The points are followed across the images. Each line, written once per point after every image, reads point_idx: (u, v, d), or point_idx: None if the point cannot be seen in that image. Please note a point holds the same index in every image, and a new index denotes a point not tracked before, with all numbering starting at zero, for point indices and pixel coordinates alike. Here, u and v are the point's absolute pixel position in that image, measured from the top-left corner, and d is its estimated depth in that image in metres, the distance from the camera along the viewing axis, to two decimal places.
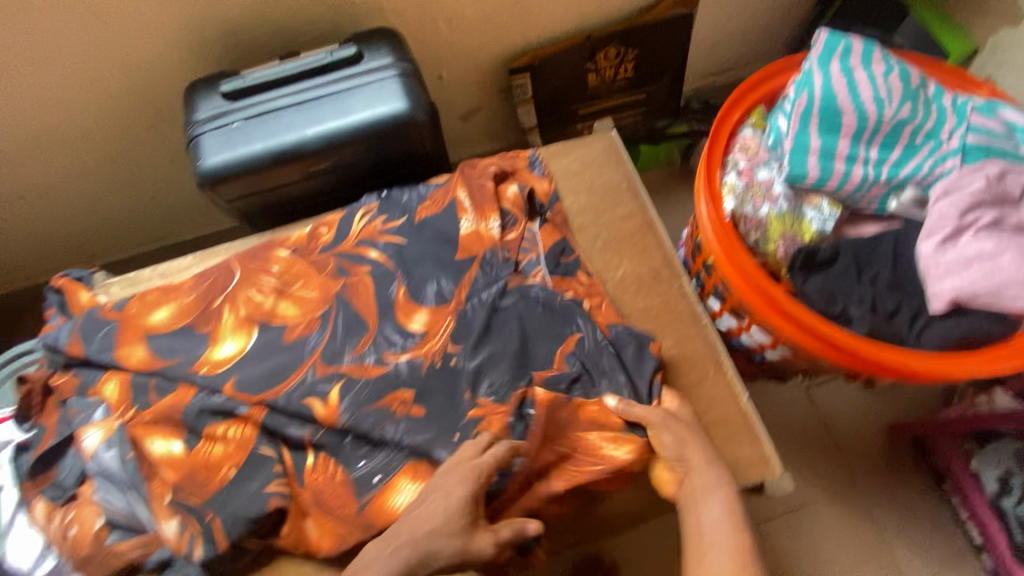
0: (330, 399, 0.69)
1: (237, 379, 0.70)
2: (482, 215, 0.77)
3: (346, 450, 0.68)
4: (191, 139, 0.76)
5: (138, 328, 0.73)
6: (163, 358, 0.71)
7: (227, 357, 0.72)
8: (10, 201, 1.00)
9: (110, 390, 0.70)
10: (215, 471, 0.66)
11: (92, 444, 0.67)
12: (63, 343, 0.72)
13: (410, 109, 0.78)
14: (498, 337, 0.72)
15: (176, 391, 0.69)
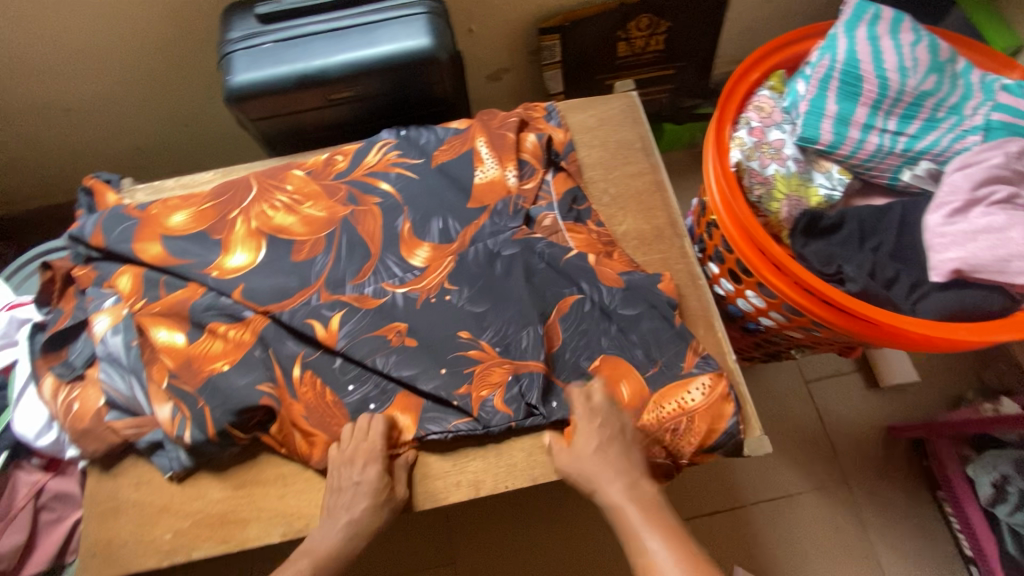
0: (331, 324, 0.71)
1: (245, 287, 0.73)
2: (502, 163, 0.78)
3: (335, 373, 0.70)
4: (222, 56, 0.79)
5: (156, 228, 0.76)
6: (177, 257, 0.74)
7: (237, 266, 0.74)
8: (52, 113, 1.05)
9: (124, 282, 0.73)
10: (209, 362, 0.69)
11: (101, 329, 0.71)
12: (87, 234, 0.76)
13: (432, 48, 0.79)
14: (498, 291, 0.72)
15: (189, 285, 0.73)
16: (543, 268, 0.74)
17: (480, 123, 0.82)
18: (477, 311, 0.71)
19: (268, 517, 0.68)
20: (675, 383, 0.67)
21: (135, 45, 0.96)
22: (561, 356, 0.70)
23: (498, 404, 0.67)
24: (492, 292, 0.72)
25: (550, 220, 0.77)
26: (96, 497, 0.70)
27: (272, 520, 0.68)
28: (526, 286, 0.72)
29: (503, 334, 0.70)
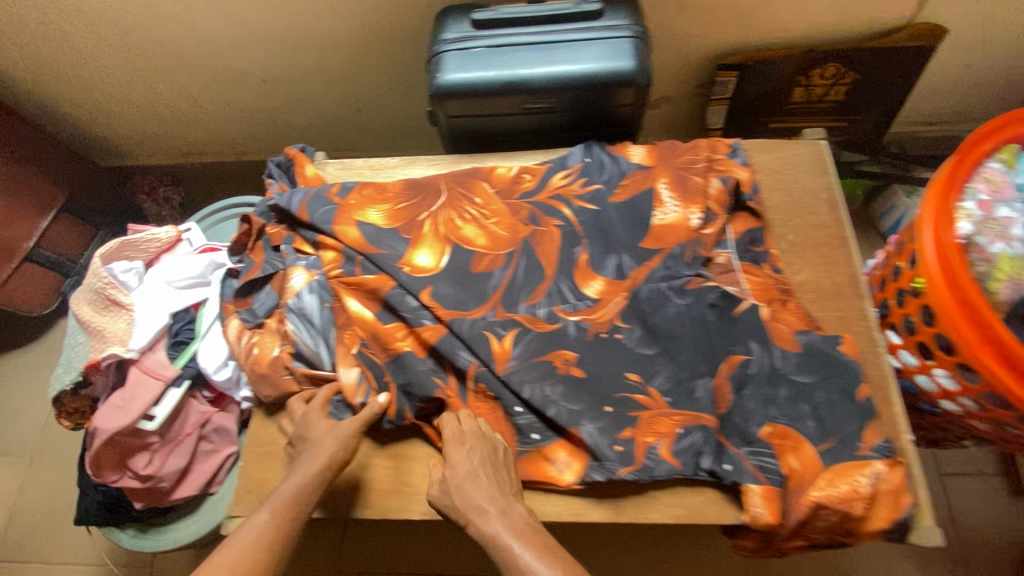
0: (505, 341, 0.75)
1: (432, 290, 0.78)
2: (686, 204, 0.79)
3: (507, 393, 0.73)
4: (434, 54, 0.84)
5: (354, 215, 0.83)
6: (375, 244, 0.80)
7: (423, 266, 0.80)
8: (253, 81, 1.16)
9: (325, 254, 0.80)
10: (391, 340, 0.75)
11: (297, 284, 0.79)
12: (294, 206, 0.83)
13: (633, 73, 0.81)
14: (669, 338, 0.73)
15: (382, 274, 0.79)
16: (712, 320, 0.73)
17: (663, 163, 0.83)
18: (648, 355, 0.73)
19: (409, 491, 0.73)
20: (851, 464, 0.64)
21: (340, 29, 1.04)
22: (727, 418, 0.70)
23: (665, 454, 0.68)
24: (664, 336, 0.73)
25: (725, 258, 0.76)
26: (258, 439, 0.75)
27: (410, 497, 0.73)
28: (696, 336, 0.72)
29: (674, 381, 0.71)
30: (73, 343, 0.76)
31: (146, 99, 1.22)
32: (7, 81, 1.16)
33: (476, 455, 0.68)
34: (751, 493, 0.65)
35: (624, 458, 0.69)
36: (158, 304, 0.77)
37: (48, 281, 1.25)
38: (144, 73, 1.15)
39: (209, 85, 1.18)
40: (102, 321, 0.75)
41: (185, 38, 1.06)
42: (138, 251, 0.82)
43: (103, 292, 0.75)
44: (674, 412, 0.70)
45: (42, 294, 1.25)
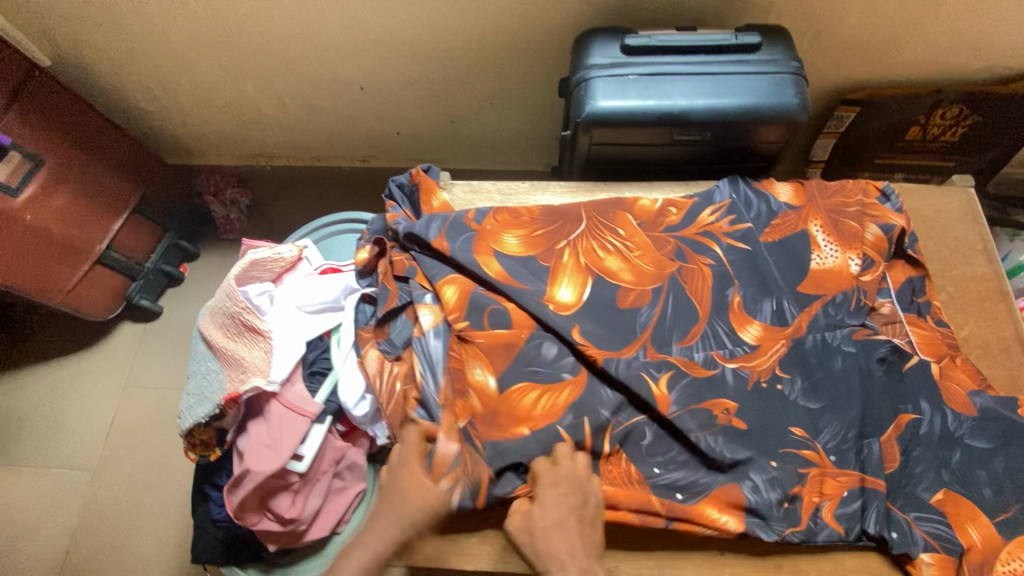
0: (660, 385, 0.70)
1: (579, 329, 0.74)
2: (846, 249, 0.77)
3: (641, 454, 0.68)
4: (583, 78, 0.80)
5: (493, 243, 0.79)
6: (517, 278, 0.76)
7: (567, 301, 0.76)
8: (350, 89, 1.12)
9: (449, 294, 0.74)
10: (513, 424, 0.67)
11: (425, 324, 0.73)
12: (431, 233, 0.78)
13: (792, 111, 0.78)
14: (834, 390, 0.70)
15: (512, 328, 0.72)
16: (881, 375, 0.70)
17: (814, 203, 0.81)
18: (814, 409, 0.70)
19: None
20: None
21: (455, 42, 1.00)
22: (896, 476, 0.67)
23: (829, 517, 0.65)
24: (831, 389, 0.70)
25: (890, 308, 0.74)
26: None
27: None
28: (862, 390, 0.69)
29: (840, 439, 0.68)
30: (204, 371, 0.73)
31: (232, 101, 1.17)
32: (85, 73, 1.09)
33: (564, 504, 0.63)
34: (922, 563, 0.63)
35: (790, 516, 0.65)
36: (293, 330, 0.74)
37: (115, 283, 1.19)
38: (235, 73, 1.09)
39: (301, 88, 1.13)
40: (237, 348, 0.72)
41: (289, 41, 1.01)
42: (265, 271, 0.79)
43: (237, 317, 0.72)
44: (840, 472, 0.67)
45: (107, 298, 1.18)
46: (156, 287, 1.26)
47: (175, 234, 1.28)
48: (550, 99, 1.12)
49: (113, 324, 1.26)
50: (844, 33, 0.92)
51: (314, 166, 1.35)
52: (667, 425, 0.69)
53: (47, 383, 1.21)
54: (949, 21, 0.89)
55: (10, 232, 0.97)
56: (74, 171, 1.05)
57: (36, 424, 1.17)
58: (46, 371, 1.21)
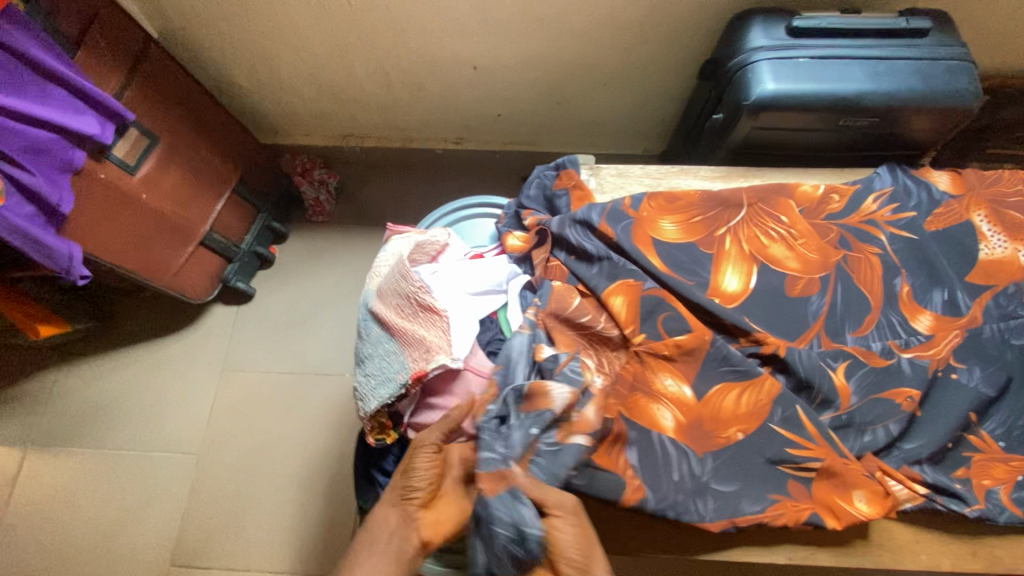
0: (838, 375, 0.71)
1: (749, 319, 0.74)
2: (1013, 240, 0.77)
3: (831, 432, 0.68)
4: (750, 61, 0.78)
5: (651, 231, 0.79)
6: (678, 271, 0.77)
7: (734, 290, 0.76)
8: (463, 68, 1.09)
9: (618, 304, 0.73)
10: (721, 427, 0.67)
11: (619, 308, 0.73)
12: (595, 222, 0.78)
13: (968, 98, 0.76)
14: (1010, 380, 0.70)
15: (692, 332, 0.70)
16: None
17: (974, 192, 0.81)
18: (991, 397, 0.69)
19: None
20: None
21: (585, 22, 0.96)
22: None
23: (1005, 500, 0.65)
24: (1010, 380, 0.70)
25: None
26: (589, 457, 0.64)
27: None
28: None
29: (1010, 427, 0.68)
30: (383, 352, 0.72)
31: (336, 79, 1.13)
32: (190, 45, 1.05)
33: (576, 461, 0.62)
34: None
35: (969, 495, 0.65)
36: (465, 312, 0.74)
37: (214, 264, 1.16)
38: (344, 49, 1.06)
39: (410, 65, 1.09)
40: (416, 328, 0.71)
41: (414, 20, 0.98)
42: (424, 253, 0.79)
43: (413, 297, 0.72)
44: (1012, 457, 0.67)
45: (206, 279, 1.16)
46: (249, 269, 1.24)
47: (268, 214, 1.25)
48: (666, 84, 1.09)
49: (206, 305, 1.24)
50: (992, 19, 0.90)
51: (404, 146, 1.32)
52: (847, 418, 0.69)
53: (145, 364, 1.19)
54: None
55: (127, 212, 0.94)
56: (183, 150, 1.02)
57: (138, 405, 1.16)
58: (145, 351, 1.20)
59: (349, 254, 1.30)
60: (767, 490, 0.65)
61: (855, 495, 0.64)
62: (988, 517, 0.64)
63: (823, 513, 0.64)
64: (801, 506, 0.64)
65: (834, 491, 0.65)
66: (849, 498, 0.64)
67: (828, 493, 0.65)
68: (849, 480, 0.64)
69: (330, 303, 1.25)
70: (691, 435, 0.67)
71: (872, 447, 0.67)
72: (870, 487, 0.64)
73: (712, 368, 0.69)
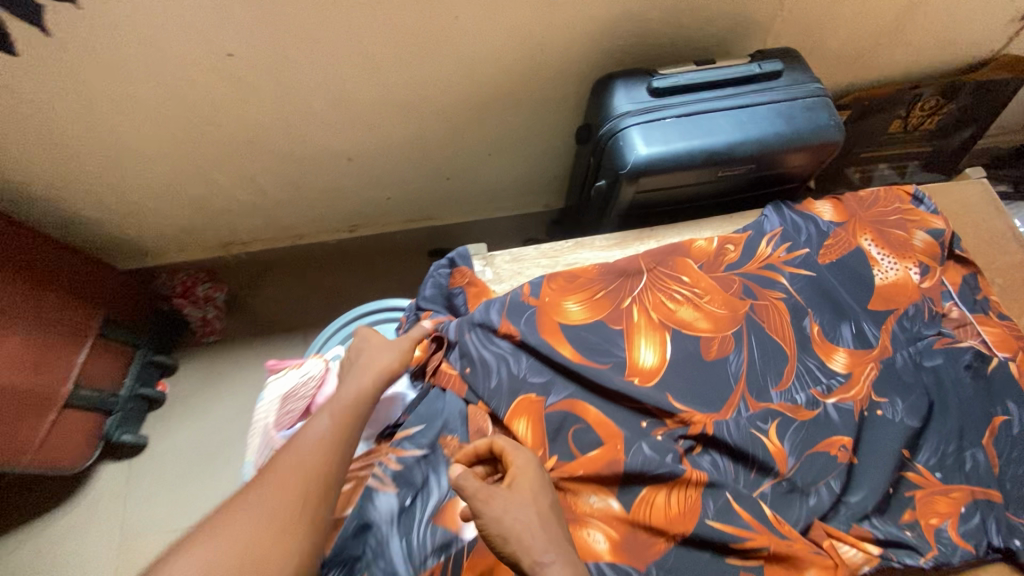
0: (771, 436, 0.68)
1: (671, 395, 0.70)
2: (901, 260, 0.78)
3: (778, 502, 0.64)
4: (619, 127, 0.77)
5: (557, 317, 0.74)
6: (592, 355, 0.72)
7: (652, 365, 0.72)
8: (338, 161, 1.02)
9: (523, 429, 0.67)
10: (659, 534, 0.62)
11: (524, 432, 0.67)
12: (497, 321, 0.73)
13: (832, 131, 0.77)
14: (928, 406, 0.69)
15: (604, 445, 0.66)
16: (969, 382, 0.70)
17: (857, 217, 0.82)
18: (916, 428, 0.68)
19: None
20: None
21: (454, 101, 0.93)
22: (1002, 479, 0.66)
23: (955, 537, 0.63)
24: (931, 406, 0.70)
25: (957, 312, 0.76)
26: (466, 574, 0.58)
27: None
28: (955, 399, 0.70)
29: (940, 455, 0.67)
30: None
31: (200, 193, 1.03)
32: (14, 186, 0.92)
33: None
34: None
35: (920, 542, 0.62)
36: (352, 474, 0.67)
37: (88, 423, 1.00)
38: (200, 162, 0.96)
39: (279, 168, 1.01)
40: None
41: (270, 123, 0.91)
42: (299, 400, 0.70)
43: None
44: (950, 488, 0.65)
45: (82, 443, 1.00)
46: (136, 415, 1.09)
47: (147, 349, 1.11)
48: (552, 146, 1.07)
49: (90, 468, 1.07)
50: (835, 46, 0.95)
51: (296, 246, 1.22)
52: (789, 482, 0.65)
53: (23, 554, 1.01)
54: (925, 22, 0.94)
55: None
56: (30, 308, 0.88)
57: None
58: (23, 537, 1.02)
59: (252, 373, 1.17)
60: None
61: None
62: (946, 559, 0.62)
63: None
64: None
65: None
66: None
67: None
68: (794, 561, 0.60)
69: (237, 434, 1.12)
70: (628, 550, 0.61)
71: (819, 511, 0.64)
72: (816, 562, 0.59)
73: (637, 474, 0.64)
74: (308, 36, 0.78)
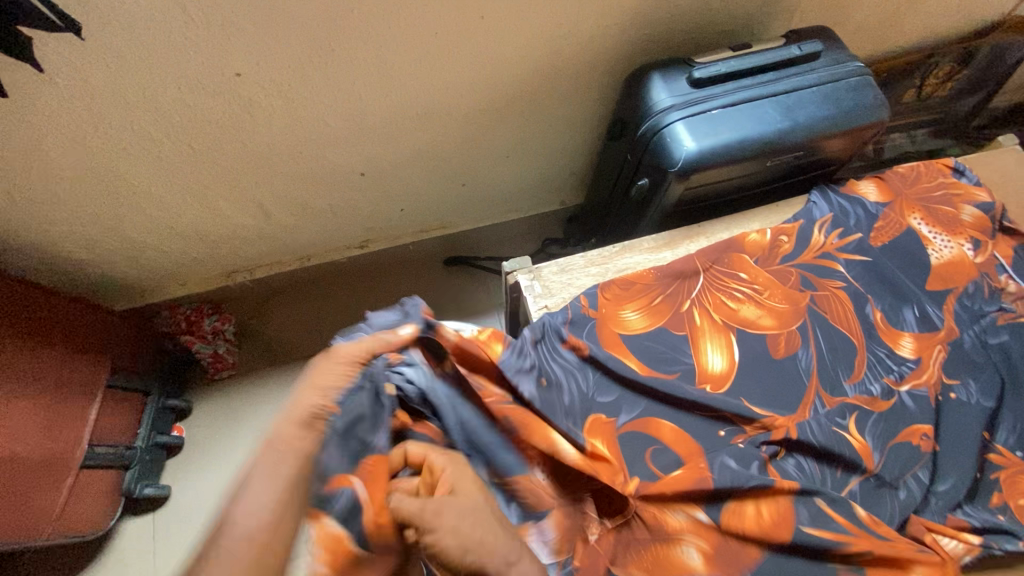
0: (852, 432, 0.66)
1: (746, 400, 0.67)
2: (953, 237, 0.77)
3: (871, 500, 0.63)
4: (664, 124, 0.73)
5: (617, 329, 0.71)
6: (659, 367, 0.68)
7: (722, 369, 0.69)
8: (351, 177, 0.96)
9: (598, 450, 0.64)
10: (752, 541, 0.59)
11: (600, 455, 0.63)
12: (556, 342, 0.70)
13: (878, 110, 0.75)
14: (1002, 385, 0.69)
15: (687, 464, 0.63)
16: None
17: (903, 196, 0.80)
18: (992, 408, 0.68)
19: None
20: None
21: (472, 104, 0.88)
22: None
23: None
24: (1004, 385, 0.69)
25: (1015, 285, 0.75)
26: None
27: None
28: None
29: (1019, 434, 0.67)
30: None
31: (202, 224, 0.96)
32: None
33: None
34: None
35: (1017, 526, 0.62)
36: None
37: (106, 481, 0.93)
38: (201, 191, 0.89)
39: (287, 189, 0.94)
40: None
41: (278, 143, 0.84)
42: None
43: None
44: None
45: (102, 504, 0.93)
46: (154, 465, 1.02)
47: (160, 394, 1.04)
48: (572, 143, 1.03)
49: (111, 528, 1.00)
50: (858, 20, 0.92)
51: (304, 268, 1.15)
52: (878, 476, 0.64)
53: None
54: None
55: None
56: (22, 369, 0.79)
57: None
58: None
59: (273, 406, 1.11)
60: None
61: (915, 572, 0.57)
62: None
63: None
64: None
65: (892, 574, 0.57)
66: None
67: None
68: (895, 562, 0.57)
69: None
70: (723, 561, 0.58)
71: (910, 505, 0.63)
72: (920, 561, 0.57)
73: (725, 490, 0.61)
74: (323, 47, 0.72)
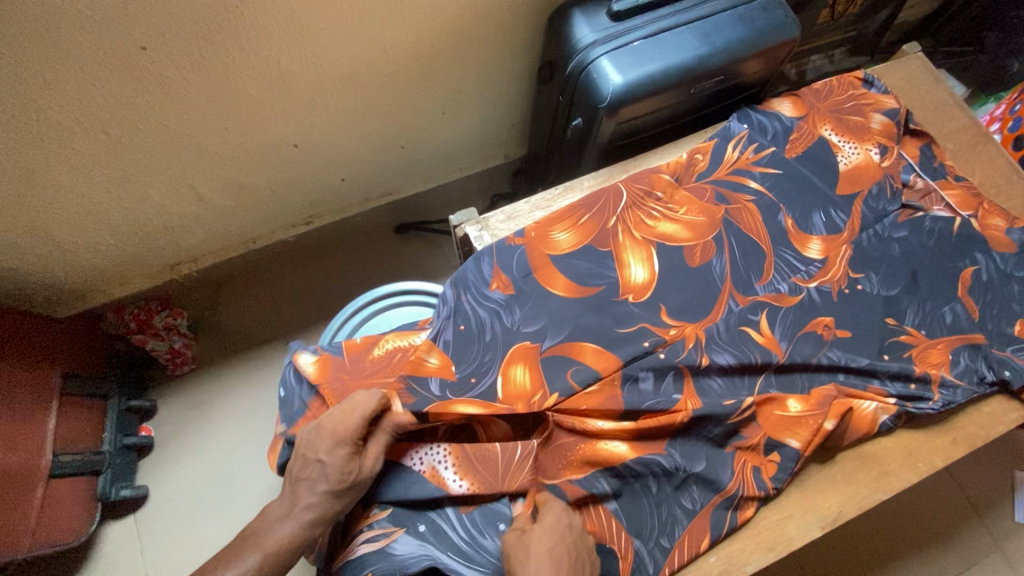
0: (763, 328, 0.71)
1: (666, 307, 0.71)
2: (861, 143, 0.82)
3: (794, 385, 0.69)
4: (589, 59, 0.74)
5: (548, 251, 0.73)
6: (587, 283, 0.71)
7: (643, 281, 0.72)
8: (284, 149, 0.93)
9: (521, 374, 0.66)
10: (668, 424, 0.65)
11: (522, 378, 0.66)
12: (487, 275, 0.72)
13: (789, 28, 0.78)
14: (907, 273, 0.75)
15: (602, 380, 0.66)
16: (936, 244, 0.77)
17: (815, 109, 0.85)
18: (898, 294, 0.74)
19: (799, 512, 0.67)
20: None
21: (398, 60, 0.86)
22: (982, 322, 0.73)
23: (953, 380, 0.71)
24: (913, 273, 0.76)
25: (921, 182, 0.81)
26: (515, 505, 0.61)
27: (807, 517, 0.66)
28: (934, 260, 0.76)
29: (923, 313, 0.74)
30: None
31: (134, 216, 0.92)
32: None
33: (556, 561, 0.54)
34: None
35: (924, 391, 0.70)
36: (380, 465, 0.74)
37: (80, 488, 0.92)
38: (124, 180, 0.85)
39: (218, 170, 0.91)
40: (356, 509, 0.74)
41: (201, 121, 0.81)
42: None
43: None
44: (937, 340, 0.72)
45: (77, 513, 0.91)
46: (127, 468, 1.01)
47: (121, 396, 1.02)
48: (505, 93, 1.03)
49: (92, 535, 0.99)
50: None
51: (250, 253, 1.13)
52: (788, 364, 0.70)
53: None
54: None
55: None
56: None
57: None
58: None
59: (241, 393, 1.11)
60: (728, 454, 0.66)
61: (787, 401, 0.68)
62: (952, 402, 0.70)
63: (777, 438, 0.67)
64: (757, 444, 0.67)
65: (774, 412, 0.68)
66: (786, 412, 0.67)
67: (775, 418, 0.67)
68: (777, 404, 0.68)
69: (246, 459, 1.06)
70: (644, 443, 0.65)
71: (820, 379, 0.70)
72: (794, 395, 0.68)
73: (635, 408, 0.65)
74: (234, 12, 0.69)
